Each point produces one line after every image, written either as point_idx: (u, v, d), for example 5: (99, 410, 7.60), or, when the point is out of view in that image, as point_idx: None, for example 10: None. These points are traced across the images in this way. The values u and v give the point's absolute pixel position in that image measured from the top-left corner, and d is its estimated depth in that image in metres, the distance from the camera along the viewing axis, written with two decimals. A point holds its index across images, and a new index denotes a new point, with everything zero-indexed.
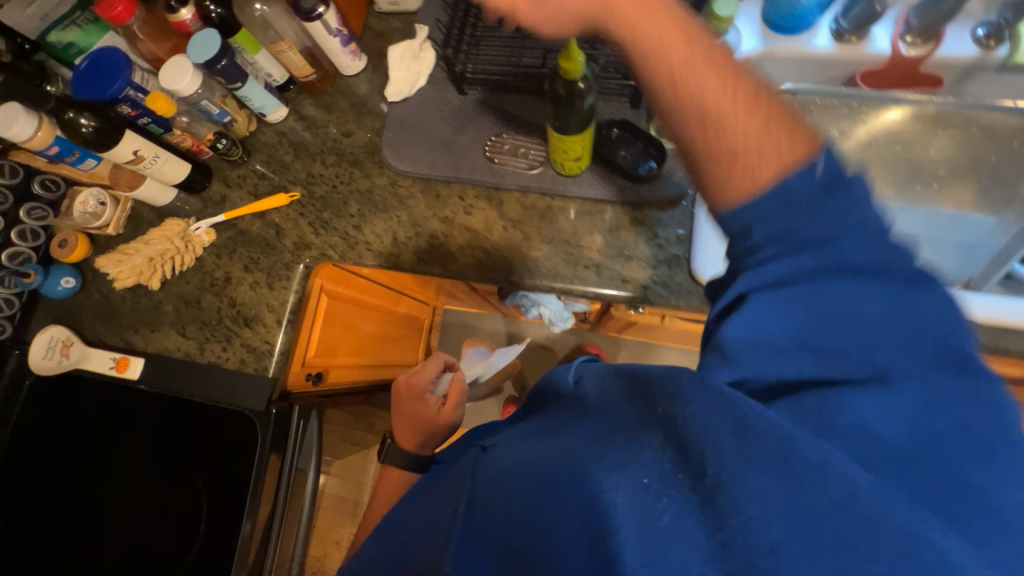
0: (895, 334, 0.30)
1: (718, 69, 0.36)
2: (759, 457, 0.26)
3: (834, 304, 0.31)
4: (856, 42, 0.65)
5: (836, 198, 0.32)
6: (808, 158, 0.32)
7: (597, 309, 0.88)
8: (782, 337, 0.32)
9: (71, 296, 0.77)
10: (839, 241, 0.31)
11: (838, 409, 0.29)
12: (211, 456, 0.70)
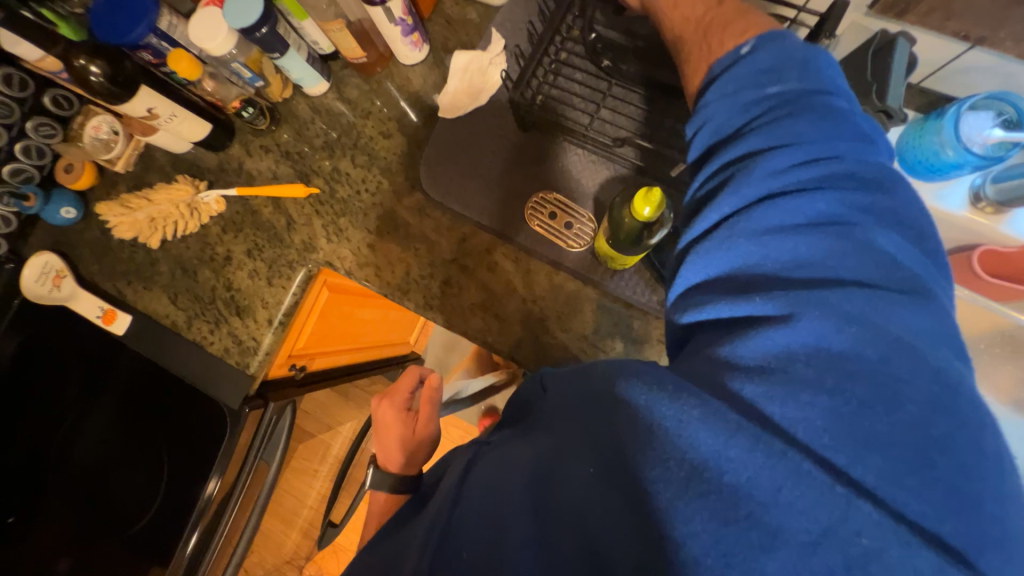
0: (824, 275, 0.32)
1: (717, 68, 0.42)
2: (659, 418, 0.32)
3: (774, 258, 0.34)
4: (992, 215, 0.56)
5: (782, 173, 0.35)
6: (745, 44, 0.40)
7: None
8: (722, 283, 0.35)
9: (71, 225, 0.73)
10: (778, 204, 0.35)
11: (744, 349, 0.32)
12: (180, 432, 0.70)
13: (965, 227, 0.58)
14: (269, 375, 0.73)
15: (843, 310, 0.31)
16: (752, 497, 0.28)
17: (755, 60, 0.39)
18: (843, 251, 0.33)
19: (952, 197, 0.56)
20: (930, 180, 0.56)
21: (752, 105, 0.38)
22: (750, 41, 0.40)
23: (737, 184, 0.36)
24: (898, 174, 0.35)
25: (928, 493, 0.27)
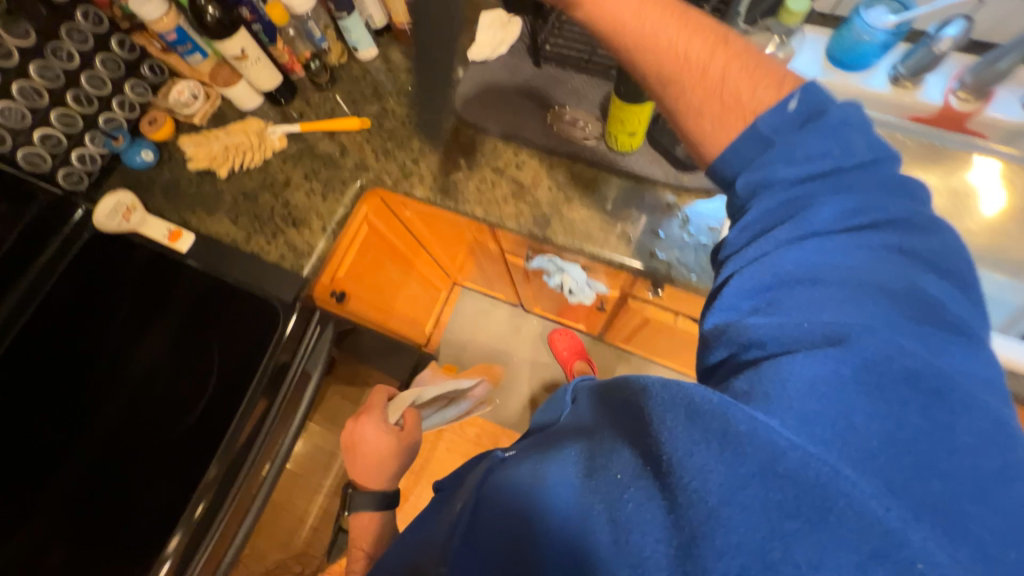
0: (857, 317, 0.34)
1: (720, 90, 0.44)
2: (704, 432, 0.30)
3: (804, 300, 0.36)
4: (909, 88, 0.72)
5: (803, 217, 0.39)
6: (787, 100, 0.41)
7: (615, 298, 0.91)
8: (759, 309, 0.38)
9: (146, 169, 0.83)
10: (799, 245, 0.38)
11: (784, 374, 0.33)
12: (233, 336, 0.75)
13: (892, 102, 0.73)
14: (316, 289, 0.79)
15: (891, 344, 0.33)
16: (742, 502, 0.28)
17: (776, 121, 0.41)
18: (868, 291, 0.35)
19: (875, 78, 0.72)
20: (855, 68, 0.73)
21: (798, 144, 0.40)
22: (796, 97, 0.41)
23: (781, 225, 0.40)
24: (935, 221, 0.39)
25: (990, 522, 0.28)
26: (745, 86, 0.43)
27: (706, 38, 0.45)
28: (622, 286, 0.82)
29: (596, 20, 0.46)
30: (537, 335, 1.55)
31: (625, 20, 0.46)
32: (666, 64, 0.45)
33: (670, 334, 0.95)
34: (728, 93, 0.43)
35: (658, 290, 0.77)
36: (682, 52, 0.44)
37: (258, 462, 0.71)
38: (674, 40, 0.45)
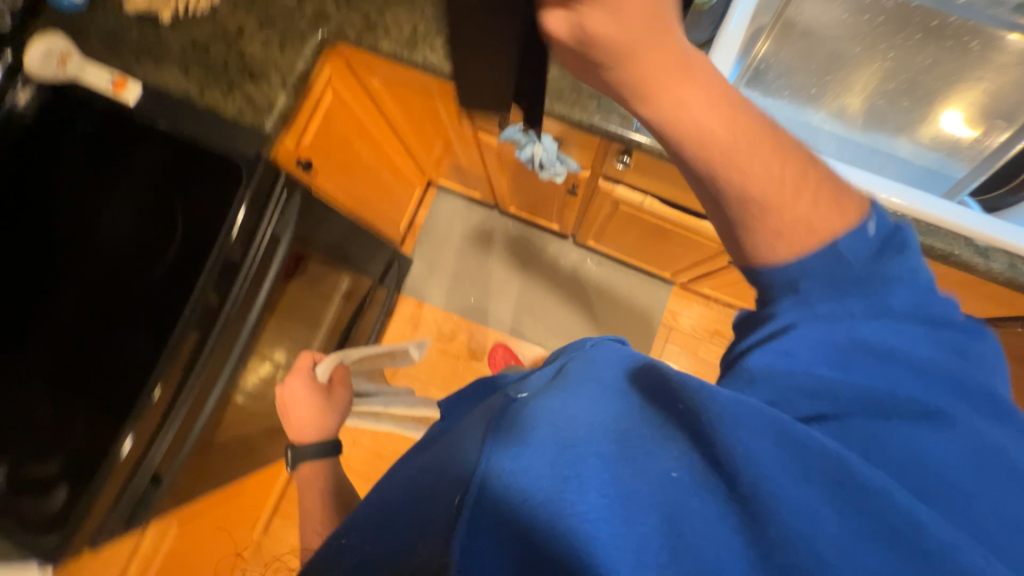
0: (932, 385, 0.33)
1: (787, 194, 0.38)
2: (811, 471, 0.28)
3: (888, 364, 0.34)
4: None
5: (883, 267, 0.37)
6: (867, 223, 0.38)
7: (587, 179, 0.91)
8: (831, 363, 0.35)
9: (77, 11, 0.75)
10: (875, 314, 0.36)
11: (897, 439, 0.31)
12: (195, 195, 0.73)
13: None
14: (281, 151, 0.78)
15: (984, 436, 0.32)
16: (830, 514, 0.27)
17: (853, 245, 0.37)
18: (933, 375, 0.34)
19: None
20: None
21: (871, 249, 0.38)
22: (874, 224, 0.38)
23: (850, 286, 0.37)
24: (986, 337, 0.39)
25: None
26: (819, 216, 0.38)
27: (795, 163, 0.38)
28: (593, 160, 0.83)
29: (677, 131, 0.37)
30: (511, 237, 1.58)
31: (714, 131, 0.37)
32: (749, 190, 0.38)
33: (637, 219, 0.98)
34: (798, 239, 0.38)
35: (626, 161, 0.78)
36: (761, 189, 0.38)
37: (230, 321, 0.71)
38: (750, 171, 0.37)
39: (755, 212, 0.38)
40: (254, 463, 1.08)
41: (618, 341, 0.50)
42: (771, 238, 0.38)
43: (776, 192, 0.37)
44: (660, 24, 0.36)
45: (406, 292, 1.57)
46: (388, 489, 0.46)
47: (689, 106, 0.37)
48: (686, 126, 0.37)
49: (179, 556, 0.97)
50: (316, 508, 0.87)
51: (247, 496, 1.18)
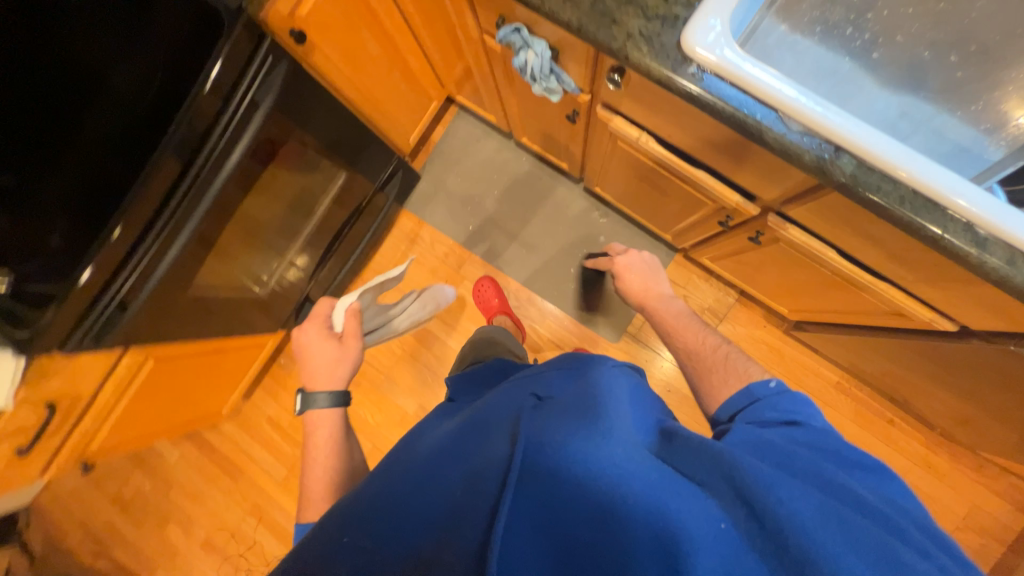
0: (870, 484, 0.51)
1: (713, 346, 0.82)
2: (830, 525, 0.42)
3: (839, 470, 0.52)
4: None
5: (796, 419, 0.60)
6: (770, 380, 0.66)
7: (585, 104, 0.85)
8: (789, 459, 0.52)
9: None
10: (817, 441, 0.56)
11: (871, 514, 0.46)
12: (175, 39, 0.74)
13: None
14: (274, 14, 0.79)
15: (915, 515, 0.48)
16: (818, 531, 0.42)
17: (761, 389, 0.66)
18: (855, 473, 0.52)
19: None
20: None
21: (786, 404, 0.62)
22: (773, 382, 0.66)
23: (799, 424, 0.59)
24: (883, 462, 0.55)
25: None
26: (732, 363, 0.76)
27: (716, 346, 0.82)
28: (590, 79, 0.77)
29: (665, 327, 0.93)
30: (522, 171, 1.54)
31: (665, 316, 0.95)
32: (691, 346, 0.85)
33: (634, 161, 0.92)
34: (723, 385, 0.74)
35: (619, 82, 0.71)
36: (698, 346, 0.84)
37: (203, 171, 0.79)
38: (689, 338, 0.87)
39: (698, 360, 0.82)
40: (234, 327, 1.18)
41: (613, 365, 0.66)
42: (714, 376, 0.77)
43: (706, 348, 0.83)
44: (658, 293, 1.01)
45: (409, 208, 1.58)
46: (407, 475, 0.57)
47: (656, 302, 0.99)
48: (659, 311, 0.96)
49: (156, 393, 1.09)
50: (317, 456, 0.80)
51: (227, 361, 1.29)
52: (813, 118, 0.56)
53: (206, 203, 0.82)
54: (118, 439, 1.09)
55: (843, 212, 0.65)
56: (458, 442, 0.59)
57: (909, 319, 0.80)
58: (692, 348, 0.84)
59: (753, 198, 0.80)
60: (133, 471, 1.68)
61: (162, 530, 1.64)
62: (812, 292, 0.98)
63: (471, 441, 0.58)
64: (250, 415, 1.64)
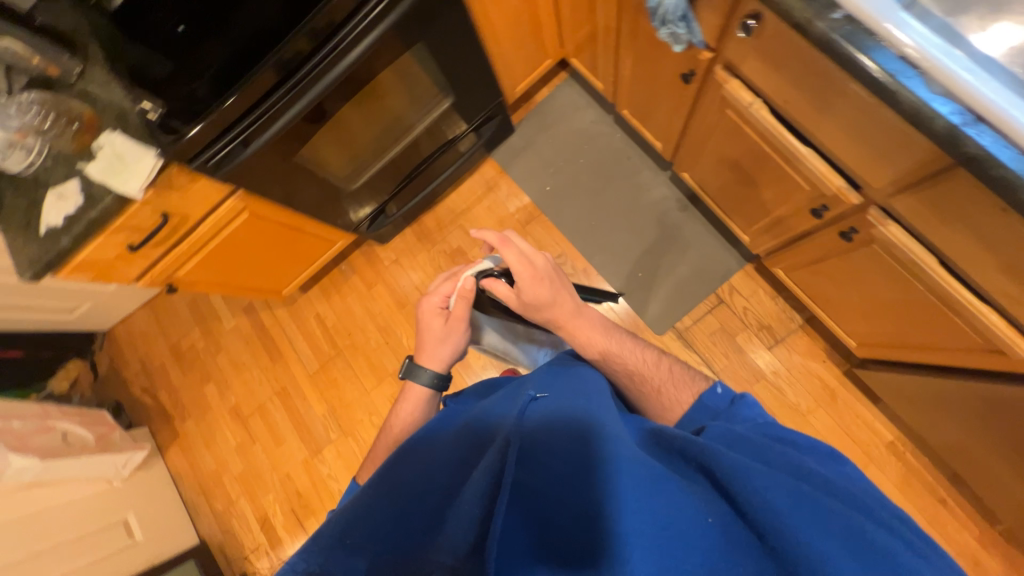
0: (832, 467, 0.50)
1: (656, 360, 0.75)
2: (810, 508, 0.41)
3: (803, 457, 0.50)
4: None
5: (752, 415, 0.58)
6: (716, 386, 0.65)
7: (706, 63, 0.85)
8: (757, 449, 0.50)
9: None
10: (777, 433, 0.54)
11: (843, 496, 0.44)
12: None
13: None
14: None
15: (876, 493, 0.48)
16: (799, 518, 0.40)
17: (713, 400, 0.63)
18: (815, 457, 0.51)
19: None
20: None
21: (745, 407, 0.60)
22: (721, 386, 0.65)
23: (761, 421, 0.57)
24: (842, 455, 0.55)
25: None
26: (678, 380, 0.71)
27: (653, 357, 0.75)
28: (719, 29, 0.77)
29: (588, 345, 0.77)
30: (612, 148, 1.55)
31: (595, 336, 0.78)
32: (631, 369, 0.73)
33: (738, 133, 0.91)
34: (676, 402, 0.68)
35: (751, 29, 0.70)
36: (640, 365, 0.74)
37: (347, 42, 0.91)
38: (628, 356, 0.75)
39: (642, 384, 0.72)
40: (317, 211, 1.29)
41: (593, 385, 0.65)
42: (659, 397, 0.70)
43: (648, 369, 0.73)
44: (578, 308, 0.80)
45: (495, 157, 1.65)
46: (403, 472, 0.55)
47: (580, 317, 0.79)
48: (578, 330, 0.78)
49: (241, 247, 1.23)
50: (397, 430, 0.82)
51: (302, 245, 1.41)
52: (957, 81, 0.53)
53: (341, 71, 0.94)
54: (198, 275, 1.24)
55: (960, 204, 0.61)
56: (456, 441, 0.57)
57: (1005, 357, 0.72)
58: (634, 366, 0.74)
59: (857, 188, 0.76)
60: (193, 328, 1.87)
61: (201, 387, 1.82)
62: (892, 316, 0.91)
63: (460, 443, 0.56)
64: (301, 307, 1.77)
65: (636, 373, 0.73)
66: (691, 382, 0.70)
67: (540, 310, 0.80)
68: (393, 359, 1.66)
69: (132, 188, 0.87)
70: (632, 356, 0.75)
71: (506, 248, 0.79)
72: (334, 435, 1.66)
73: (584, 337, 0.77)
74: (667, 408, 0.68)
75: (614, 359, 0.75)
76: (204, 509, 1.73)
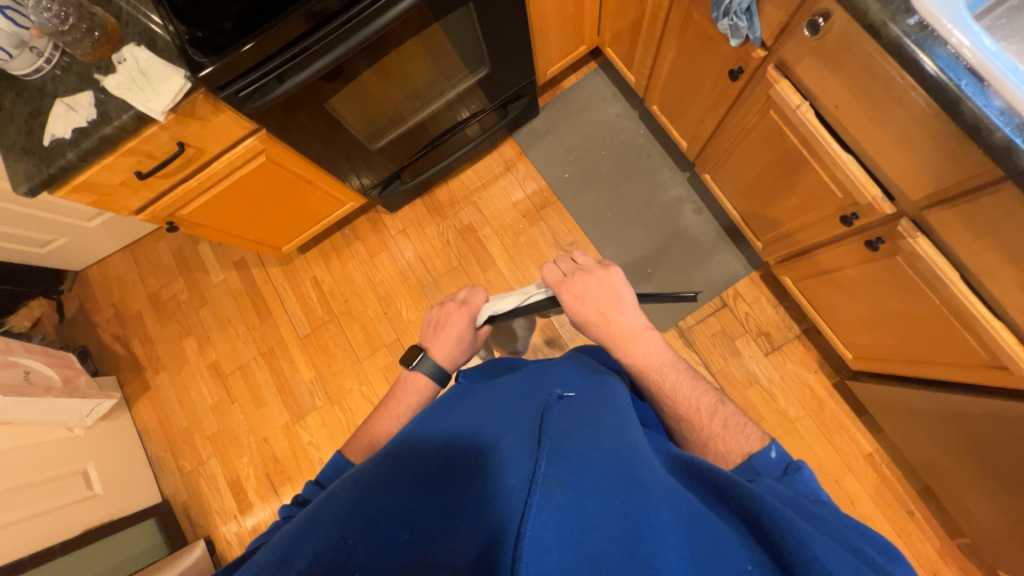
0: (882, 548, 0.44)
1: (713, 403, 0.63)
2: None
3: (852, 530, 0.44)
4: None
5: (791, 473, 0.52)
6: (770, 449, 0.55)
7: (758, 60, 0.87)
8: (797, 505, 0.45)
9: None
10: (820, 498, 0.48)
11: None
12: None
13: None
14: None
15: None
16: None
17: (763, 464, 0.53)
18: (858, 532, 0.45)
19: None
20: None
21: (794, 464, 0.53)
22: (775, 448, 0.55)
23: (808, 482, 0.50)
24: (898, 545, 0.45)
25: None
26: (732, 436, 0.59)
27: (712, 398, 0.64)
28: (780, 28, 0.78)
29: (639, 364, 0.68)
30: (634, 143, 1.56)
31: (649, 362, 0.67)
32: (680, 403, 0.64)
33: (778, 135, 0.93)
34: (727, 451, 0.58)
35: (814, 31, 0.72)
36: (695, 405, 0.63)
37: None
38: (684, 391, 0.64)
39: (690, 423, 0.62)
40: (333, 164, 1.24)
41: (624, 400, 0.60)
42: (701, 442, 0.60)
43: (698, 411, 0.62)
44: (637, 334, 0.69)
45: (516, 138, 1.63)
46: (408, 459, 0.51)
47: (635, 340, 0.69)
48: (625, 346, 0.69)
49: (250, 193, 1.17)
50: (396, 416, 0.74)
51: (310, 200, 1.36)
52: (1020, 97, 0.56)
53: (387, 17, 0.88)
54: (202, 217, 1.18)
55: (996, 219, 0.63)
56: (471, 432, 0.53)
57: (1008, 372, 0.77)
58: (684, 404, 0.63)
59: (891, 199, 0.79)
60: (176, 278, 1.77)
61: (180, 339, 1.72)
62: (900, 330, 0.95)
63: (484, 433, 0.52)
64: (297, 268, 1.70)
65: (682, 411, 0.63)
66: (747, 439, 0.58)
67: (590, 327, 0.72)
68: (389, 330, 1.62)
69: (155, 109, 0.81)
70: (686, 390, 0.65)
71: (567, 286, 0.73)
72: (319, 402, 1.61)
73: (637, 355, 0.68)
74: (716, 453, 0.59)
75: (664, 387, 0.65)
76: (170, 467, 1.64)
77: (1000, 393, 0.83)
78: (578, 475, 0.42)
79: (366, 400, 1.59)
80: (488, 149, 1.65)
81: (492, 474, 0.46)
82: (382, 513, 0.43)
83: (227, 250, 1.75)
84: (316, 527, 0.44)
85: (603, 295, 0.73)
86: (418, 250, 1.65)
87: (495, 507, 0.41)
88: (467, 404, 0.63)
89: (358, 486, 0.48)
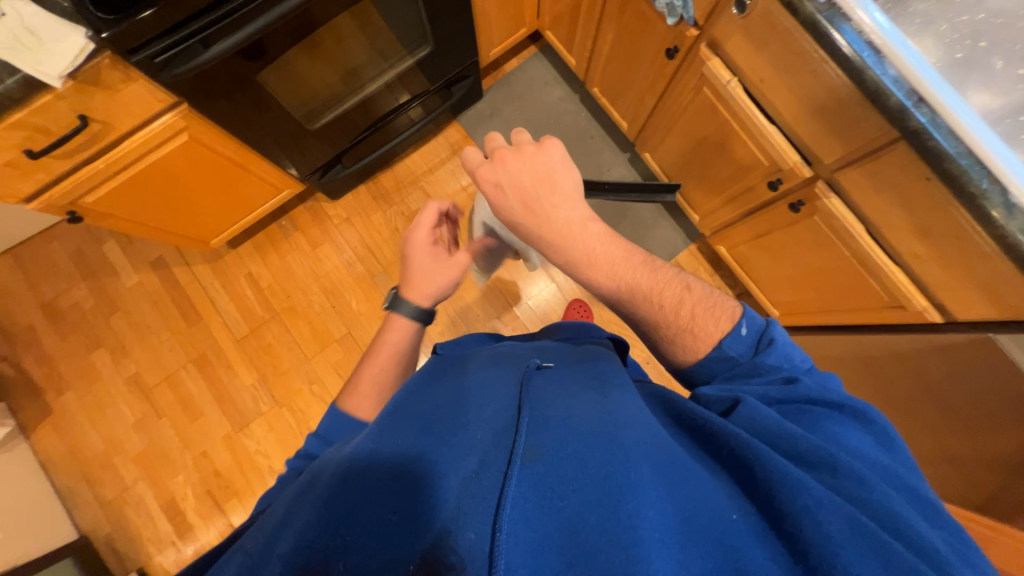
0: (851, 422, 0.48)
1: (676, 285, 0.61)
2: (832, 507, 0.37)
3: (826, 424, 0.47)
4: None
5: (764, 352, 0.54)
6: (740, 327, 0.56)
7: (692, 38, 0.94)
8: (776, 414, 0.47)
9: None
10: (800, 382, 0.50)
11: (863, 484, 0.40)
12: None
13: None
14: None
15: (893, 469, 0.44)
16: (826, 515, 0.36)
17: (736, 344, 0.55)
18: (834, 409, 0.48)
19: None
20: None
21: (767, 343, 0.55)
22: (747, 326, 0.56)
23: (779, 361, 0.53)
24: (864, 407, 0.49)
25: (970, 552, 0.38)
26: (702, 324, 0.57)
27: (675, 282, 0.62)
28: (710, 8, 0.85)
29: (587, 259, 0.63)
30: (577, 125, 1.61)
31: (597, 256, 0.63)
32: (643, 296, 0.60)
33: (711, 110, 1.00)
34: (699, 331, 0.57)
35: (741, 9, 0.78)
36: (659, 294, 0.60)
37: None
38: (645, 282, 0.61)
39: (657, 311, 0.60)
40: (266, 146, 1.14)
41: (609, 362, 0.61)
42: (668, 335, 0.59)
43: (664, 300, 0.60)
44: (575, 223, 0.63)
45: (461, 122, 1.62)
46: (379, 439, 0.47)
47: (576, 231, 0.63)
48: (569, 244, 0.63)
49: (170, 176, 1.05)
50: (380, 360, 0.72)
51: (242, 185, 1.25)
52: (908, 67, 0.65)
53: None
54: (114, 206, 1.05)
55: (892, 175, 0.74)
56: (447, 411, 0.50)
57: (903, 310, 0.91)
58: (646, 294, 0.60)
59: (809, 163, 0.90)
60: (78, 283, 1.54)
61: (88, 353, 1.51)
62: (818, 283, 1.07)
63: (461, 411, 0.49)
64: (228, 265, 1.56)
65: (645, 306, 0.60)
66: (720, 310, 0.58)
67: (526, 227, 0.65)
68: (338, 324, 1.54)
69: (49, 73, 0.70)
70: (643, 280, 0.61)
71: (483, 174, 0.66)
72: (265, 407, 1.50)
73: (585, 250, 0.63)
74: (689, 347, 0.58)
75: (620, 283, 0.62)
76: (86, 499, 1.44)
77: (895, 329, 0.99)
78: (559, 442, 0.40)
79: (318, 399, 1.49)
80: (433, 132, 1.61)
81: (469, 448, 0.42)
82: (355, 506, 0.39)
83: (140, 249, 1.56)
84: (291, 518, 0.40)
85: (528, 183, 0.65)
86: (366, 238, 1.58)
87: (476, 479, 0.38)
88: (445, 381, 0.60)
89: (323, 470, 0.45)
